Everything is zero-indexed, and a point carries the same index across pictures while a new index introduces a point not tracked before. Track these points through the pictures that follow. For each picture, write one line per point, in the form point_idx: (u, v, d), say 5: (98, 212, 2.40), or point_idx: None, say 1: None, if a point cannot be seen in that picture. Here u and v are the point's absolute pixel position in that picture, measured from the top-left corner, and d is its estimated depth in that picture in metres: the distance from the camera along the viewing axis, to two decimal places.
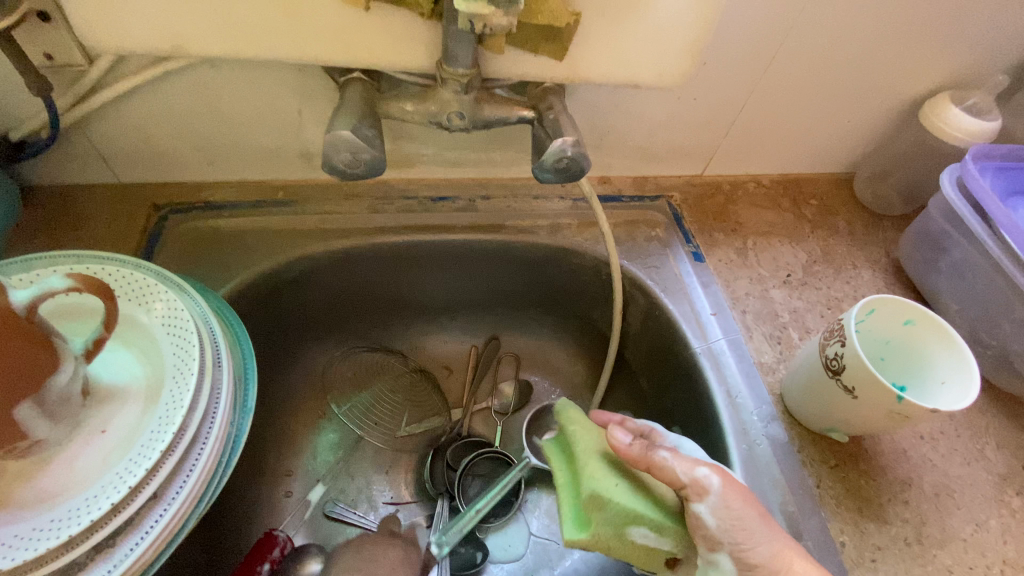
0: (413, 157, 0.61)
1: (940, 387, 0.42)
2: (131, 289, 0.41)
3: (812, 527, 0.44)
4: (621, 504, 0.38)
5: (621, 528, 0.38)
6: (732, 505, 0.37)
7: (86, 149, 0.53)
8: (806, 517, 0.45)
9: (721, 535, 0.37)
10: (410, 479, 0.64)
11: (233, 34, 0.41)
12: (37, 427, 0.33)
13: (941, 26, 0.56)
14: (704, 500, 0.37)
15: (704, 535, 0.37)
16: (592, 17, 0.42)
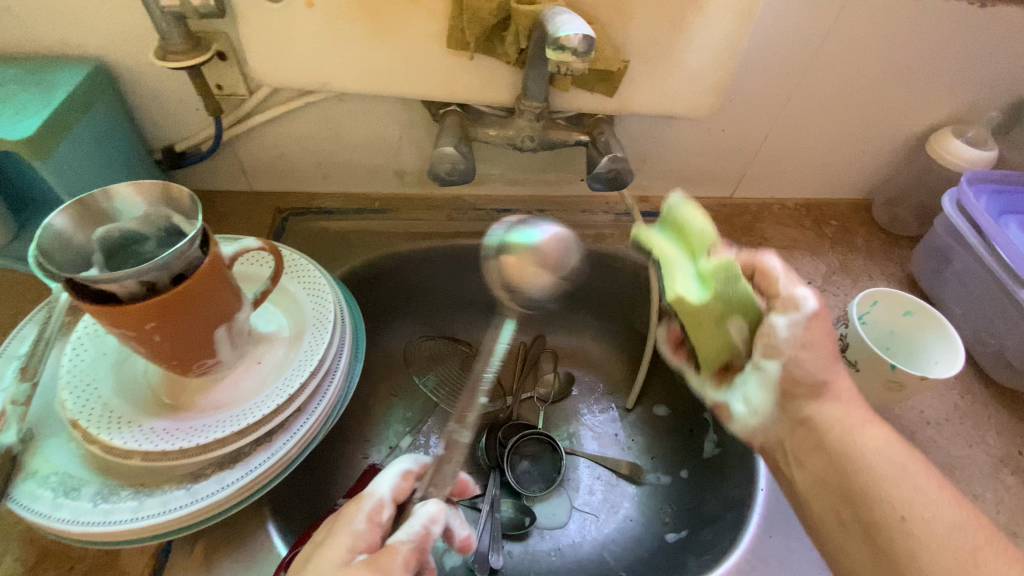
0: (483, 176, 0.74)
1: (934, 365, 0.50)
2: (293, 267, 0.55)
3: None
4: (744, 290, 0.42)
5: (726, 313, 0.43)
6: (802, 332, 0.43)
7: (233, 161, 0.68)
8: None
9: (784, 345, 0.43)
10: (465, 451, 0.73)
11: (365, 75, 0.54)
12: (222, 350, 0.44)
13: (942, 70, 0.65)
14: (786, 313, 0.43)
15: (771, 342, 0.43)
16: (638, 64, 0.54)
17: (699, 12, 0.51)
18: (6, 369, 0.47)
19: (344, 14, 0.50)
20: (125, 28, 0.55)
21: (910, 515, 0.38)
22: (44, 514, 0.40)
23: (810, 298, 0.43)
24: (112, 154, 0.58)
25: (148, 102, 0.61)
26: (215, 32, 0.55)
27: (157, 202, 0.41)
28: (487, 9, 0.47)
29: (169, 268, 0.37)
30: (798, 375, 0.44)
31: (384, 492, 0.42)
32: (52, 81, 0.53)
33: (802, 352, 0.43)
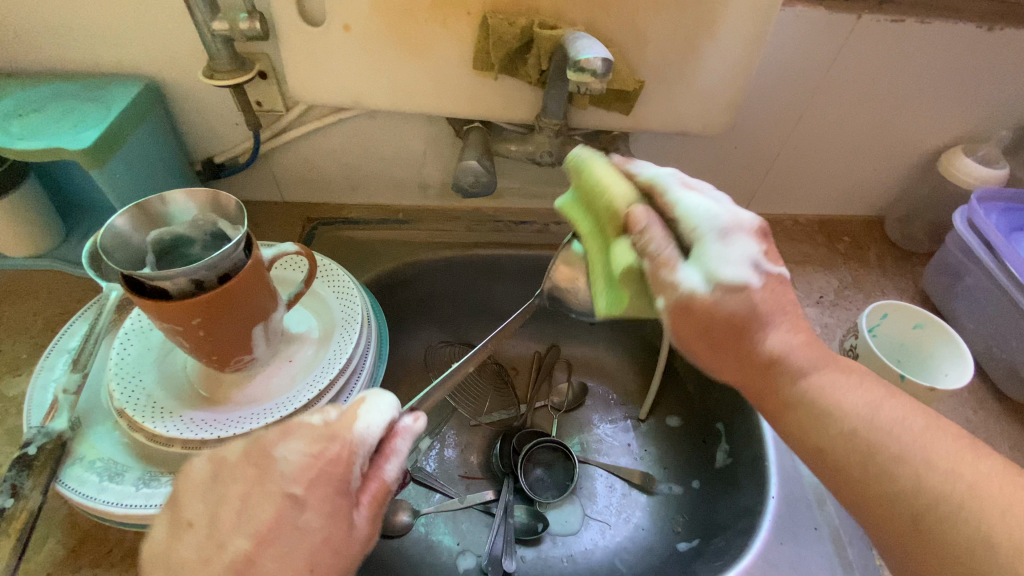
0: (502, 190, 0.77)
1: (944, 377, 0.51)
2: (325, 272, 0.58)
3: None
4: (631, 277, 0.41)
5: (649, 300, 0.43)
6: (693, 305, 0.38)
7: (267, 173, 0.72)
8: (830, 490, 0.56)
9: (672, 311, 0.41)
10: (479, 456, 0.74)
11: (395, 93, 0.58)
12: (257, 348, 0.47)
13: (952, 91, 0.67)
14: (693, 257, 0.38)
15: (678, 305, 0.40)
16: (653, 85, 0.57)
17: (712, 36, 0.54)
18: (57, 362, 0.50)
19: (378, 37, 0.54)
20: (175, 49, 0.59)
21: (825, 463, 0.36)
22: (89, 496, 0.43)
23: (749, 277, 0.37)
24: (158, 165, 0.63)
25: (192, 117, 0.66)
26: (258, 53, 0.59)
27: (206, 207, 0.45)
28: (511, 33, 0.51)
29: (216, 268, 0.40)
30: (726, 307, 0.38)
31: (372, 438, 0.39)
32: (109, 98, 0.58)
33: (726, 299, 0.38)
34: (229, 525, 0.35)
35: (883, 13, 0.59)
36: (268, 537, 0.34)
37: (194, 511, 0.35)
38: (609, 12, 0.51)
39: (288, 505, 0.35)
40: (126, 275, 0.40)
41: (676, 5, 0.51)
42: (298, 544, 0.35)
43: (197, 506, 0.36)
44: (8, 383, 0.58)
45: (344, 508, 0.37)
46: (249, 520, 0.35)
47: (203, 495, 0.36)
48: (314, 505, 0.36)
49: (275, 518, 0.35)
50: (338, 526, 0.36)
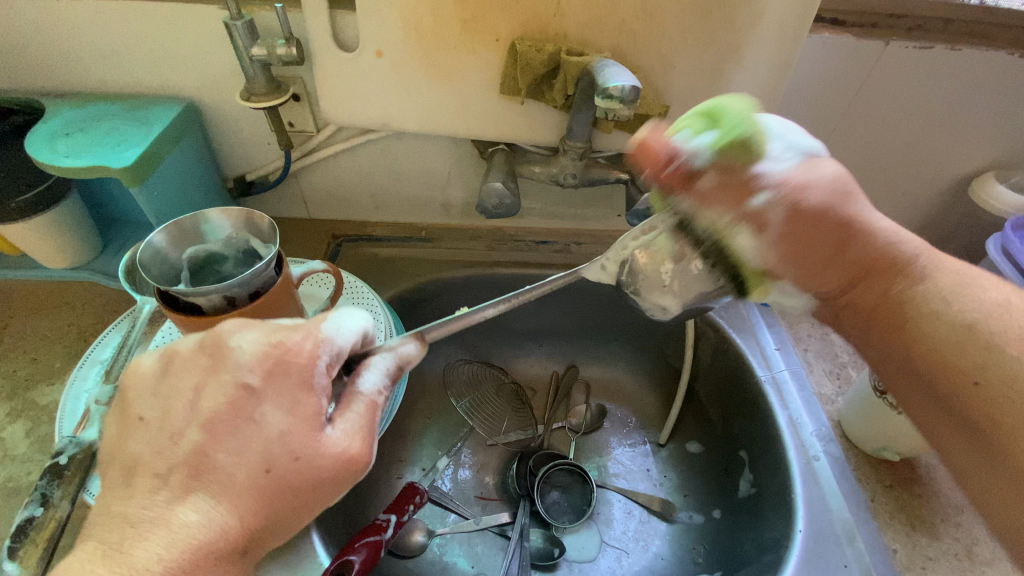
0: (524, 210, 0.78)
1: None
2: (350, 290, 0.59)
3: (867, 533, 0.55)
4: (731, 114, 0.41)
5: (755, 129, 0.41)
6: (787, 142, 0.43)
7: (296, 191, 0.74)
8: (862, 525, 0.55)
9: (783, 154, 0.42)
10: (495, 476, 0.73)
11: (424, 116, 0.59)
12: None
13: (985, 117, 0.66)
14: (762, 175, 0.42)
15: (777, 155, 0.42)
16: (678, 109, 0.57)
17: (739, 63, 0.54)
18: (90, 372, 0.51)
19: (409, 63, 0.55)
20: (215, 72, 0.62)
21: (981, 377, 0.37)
22: None
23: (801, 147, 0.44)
24: (193, 182, 0.65)
25: (226, 136, 0.68)
26: (293, 77, 0.61)
27: (240, 226, 0.46)
28: (539, 60, 0.52)
29: (248, 285, 0.41)
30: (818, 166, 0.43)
31: (342, 345, 0.38)
32: (150, 118, 0.60)
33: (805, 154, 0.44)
34: (183, 419, 0.34)
35: (910, 41, 0.59)
36: (223, 430, 0.33)
37: (151, 407, 0.35)
38: (636, 39, 0.52)
39: (241, 397, 0.34)
40: (161, 290, 0.41)
41: (702, 32, 0.52)
42: (252, 438, 0.33)
43: (152, 402, 0.35)
44: (42, 392, 0.59)
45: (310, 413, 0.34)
46: (202, 411, 0.34)
47: (160, 392, 0.36)
48: (272, 399, 0.34)
49: (232, 409, 0.34)
50: (305, 425, 0.34)
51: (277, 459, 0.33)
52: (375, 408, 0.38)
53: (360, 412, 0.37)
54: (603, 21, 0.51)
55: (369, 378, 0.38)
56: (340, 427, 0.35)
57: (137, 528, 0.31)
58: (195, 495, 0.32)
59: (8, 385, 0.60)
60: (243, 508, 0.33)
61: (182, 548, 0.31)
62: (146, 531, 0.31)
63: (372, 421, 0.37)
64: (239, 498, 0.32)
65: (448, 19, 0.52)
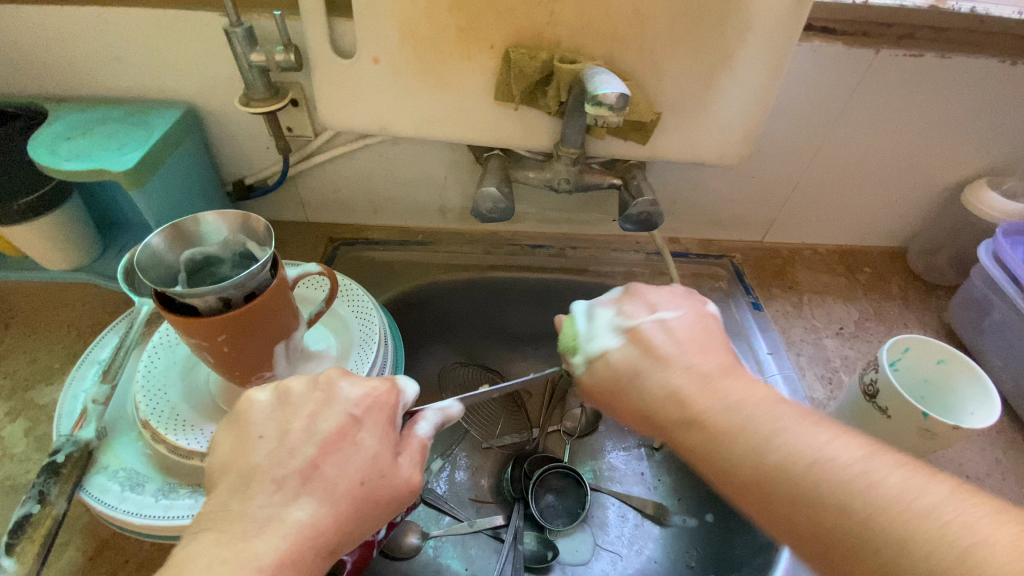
0: (520, 215, 0.79)
1: (970, 415, 0.53)
2: (346, 292, 0.60)
3: None
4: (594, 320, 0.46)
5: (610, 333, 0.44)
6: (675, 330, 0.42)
7: (295, 195, 0.75)
8: None
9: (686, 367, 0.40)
10: (490, 479, 0.74)
11: (419, 121, 0.60)
12: (278, 365, 0.49)
13: (975, 125, 0.66)
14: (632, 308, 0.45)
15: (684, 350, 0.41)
16: (671, 116, 0.58)
17: (730, 71, 0.55)
18: (88, 372, 0.52)
19: (405, 69, 0.56)
20: (215, 77, 0.63)
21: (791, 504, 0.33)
22: (110, 505, 0.44)
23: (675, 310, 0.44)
24: (192, 186, 0.66)
25: (225, 140, 0.69)
26: (291, 82, 0.62)
27: (236, 229, 0.47)
28: (533, 67, 0.53)
29: (243, 287, 0.42)
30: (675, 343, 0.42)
31: (410, 395, 0.42)
32: (150, 122, 0.61)
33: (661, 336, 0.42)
34: (299, 437, 0.37)
35: (901, 48, 0.60)
36: (330, 446, 0.36)
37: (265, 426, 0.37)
38: (628, 47, 0.53)
39: (343, 419, 0.38)
40: (158, 291, 0.41)
41: (693, 40, 0.53)
42: (353, 455, 0.37)
43: (266, 421, 0.38)
44: (41, 392, 0.60)
45: (388, 444, 0.38)
46: (315, 432, 0.37)
47: (270, 415, 0.38)
48: (369, 426, 0.38)
49: (337, 434, 0.37)
50: (387, 451, 0.38)
51: (371, 476, 0.36)
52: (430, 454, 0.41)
53: (419, 453, 0.40)
54: (595, 30, 0.52)
55: (428, 427, 0.42)
56: (408, 462, 0.39)
57: (248, 527, 0.32)
58: (303, 496, 0.34)
59: (8, 385, 0.61)
60: (342, 513, 0.35)
61: (292, 540, 0.33)
62: (263, 527, 0.33)
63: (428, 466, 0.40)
64: (341, 504, 0.35)
65: (443, 27, 0.53)
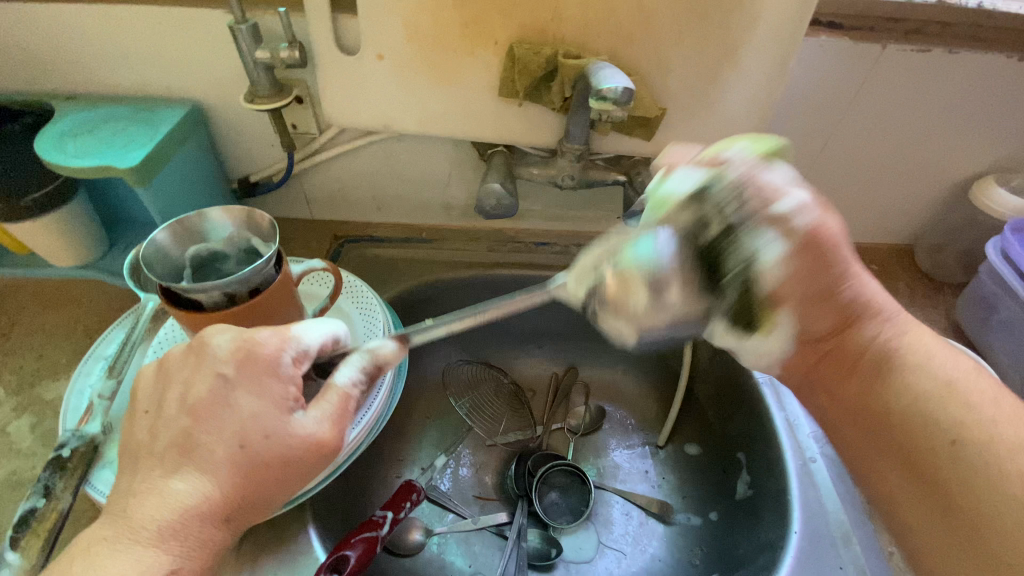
0: (524, 212, 0.79)
1: None
2: (350, 289, 0.60)
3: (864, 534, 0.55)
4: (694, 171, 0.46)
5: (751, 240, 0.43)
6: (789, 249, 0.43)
7: (299, 192, 0.75)
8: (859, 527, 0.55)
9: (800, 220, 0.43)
10: (494, 476, 0.73)
11: (423, 117, 0.60)
12: None
13: (984, 120, 0.66)
14: (777, 234, 0.43)
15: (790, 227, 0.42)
16: (675, 111, 0.58)
17: (735, 66, 0.54)
18: (94, 368, 0.52)
19: (409, 65, 0.56)
20: (219, 75, 0.63)
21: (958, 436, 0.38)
22: (116, 500, 0.44)
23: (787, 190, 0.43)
24: (198, 183, 0.66)
25: (230, 137, 0.69)
26: (295, 80, 0.63)
27: (241, 225, 0.47)
28: (537, 63, 0.53)
29: (248, 282, 0.42)
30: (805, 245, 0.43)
31: (309, 343, 0.42)
32: (156, 119, 0.61)
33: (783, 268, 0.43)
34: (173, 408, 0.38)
35: (909, 43, 0.59)
36: (201, 412, 0.37)
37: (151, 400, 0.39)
38: (633, 42, 0.53)
39: (219, 383, 0.38)
40: (164, 287, 0.41)
41: (698, 35, 0.52)
42: (226, 418, 0.37)
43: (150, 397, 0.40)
44: (48, 387, 0.61)
45: (283, 403, 0.38)
46: (188, 399, 0.38)
47: (154, 384, 0.40)
48: (244, 386, 0.38)
49: (212, 395, 0.37)
50: (277, 412, 0.38)
51: (251, 437, 0.37)
52: (352, 403, 0.41)
53: (334, 404, 0.40)
54: (600, 24, 0.52)
55: (342, 376, 0.41)
56: (313, 416, 0.39)
57: (131, 497, 0.35)
58: (183, 468, 0.36)
59: (15, 380, 0.61)
60: (224, 479, 0.36)
61: (176, 511, 0.35)
62: (147, 497, 0.35)
63: (348, 416, 0.41)
64: (218, 469, 0.36)
65: (447, 23, 0.53)
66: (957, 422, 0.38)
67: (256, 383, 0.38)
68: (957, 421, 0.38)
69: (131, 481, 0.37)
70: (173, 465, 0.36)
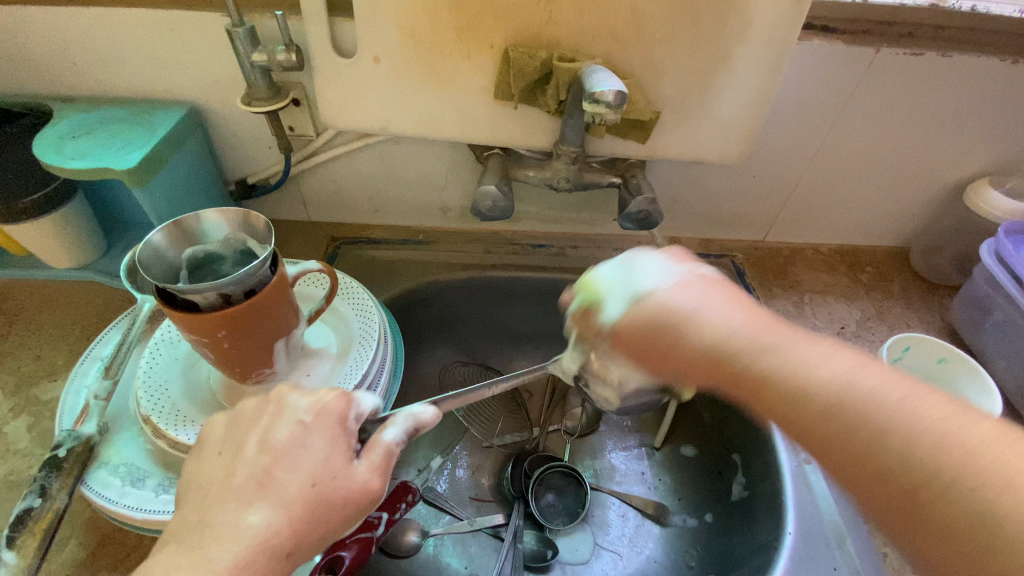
0: (520, 214, 0.79)
1: None
2: (346, 290, 0.60)
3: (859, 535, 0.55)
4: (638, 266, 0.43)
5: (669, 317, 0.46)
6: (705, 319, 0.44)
7: (297, 194, 0.76)
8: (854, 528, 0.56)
9: None
10: (491, 477, 0.74)
11: (419, 120, 0.60)
12: (278, 362, 0.49)
13: (977, 124, 0.66)
14: (666, 271, 0.40)
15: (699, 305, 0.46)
16: (670, 114, 0.58)
17: (729, 69, 0.55)
18: (91, 368, 0.53)
19: (405, 68, 0.56)
20: (217, 77, 0.63)
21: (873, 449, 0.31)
22: (111, 500, 0.44)
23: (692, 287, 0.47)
24: (195, 185, 0.66)
25: (228, 140, 0.69)
26: (293, 82, 0.63)
27: (237, 226, 0.47)
28: (532, 66, 0.53)
29: (244, 283, 0.42)
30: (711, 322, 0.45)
31: (363, 410, 0.41)
32: (154, 121, 0.62)
33: None
34: (252, 450, 0.38)
35: (902, 48, 0.60)
36: (280, 456, 0.37)
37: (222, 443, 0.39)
38: (627, 46, 0.53)
39: (298, 428, 0.38)
40: (159, 287, 0.42)
41: (691, 39, 0.53)
42: (305, 462, 0.37)
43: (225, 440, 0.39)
44: (44, 388, 0.61)
45: (343, 452, 0.38)
46: (268, 440, 0.38)
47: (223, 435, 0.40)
48: (322, 431, 0.39)
49: (291, 438, 0.38)
50: (341, 459, 0.38)
51: (322, 478, 0.36)
52: (393, 459, 0.39)
53: (380, 459, 0.39)
54: (594, 28, 0.52)
55: (390, 434, 0.39)
56: (360, 463, 0.38)
57: (200, 537, 0.34)
58: (256, 502, 0.35)
59: (12, 381, 0.61)
60: (296, 517, 0.35)
61: (246, 547, 0.33)
62: (222, 534, 0.34)
63: (388, 473, 0.39)
64: (293, 508, 0.35)
65: (443, 27, 0.53)
66: (857, 413, 0.31)
67: (327, 429, 0.39)
68: (859, 414, 0.31)
69: (201, 513, 0.35)
70: (255, 500, 0.35)
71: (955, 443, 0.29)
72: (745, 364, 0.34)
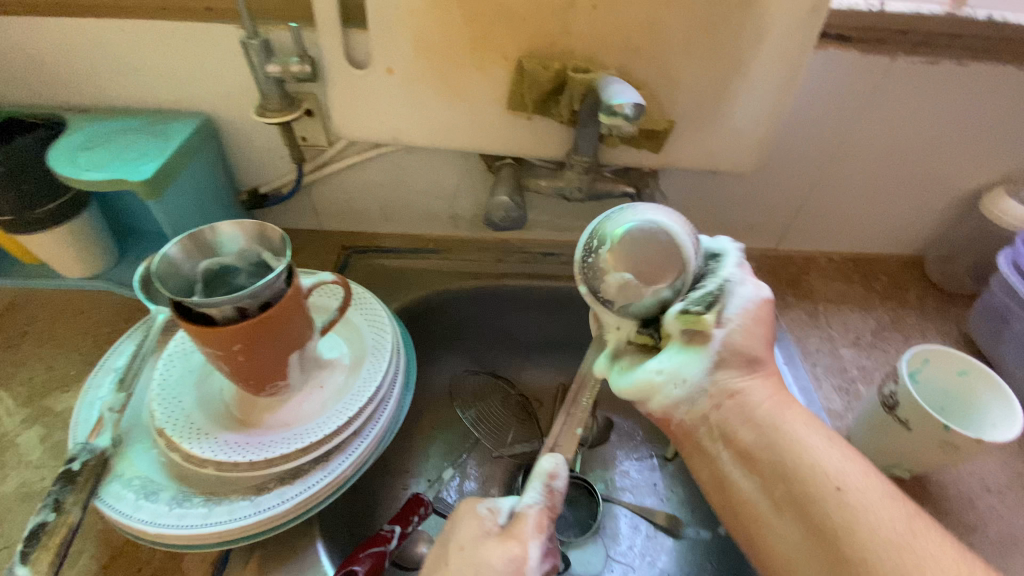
0: (531, 223, 0.79)
1: (991, 428, 0.52)
2: (358, 300, 0.60)
3: None
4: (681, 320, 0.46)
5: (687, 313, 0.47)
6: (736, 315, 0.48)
7: (308, 204, 0.76)
8: None
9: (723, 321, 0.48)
10: (501, 487, 0.71)
11: (432, 130, 0.60)
12: (291, 374, 0.49)
13: (993, 132, 0.65)
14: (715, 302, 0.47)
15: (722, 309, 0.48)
16: (684, 125, 0.58)
17: (743, 80, 0.55)
18: (104, 380, 0.53)
19: (419, 79, 0.56)
20: (231, 88, 0.63)
21: (840, 481, 0.40)
22: (125, 514, 0.44)
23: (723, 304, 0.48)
24: (208, 196, 0.66)
25: (241, 150, 0.70)
26: (306, 93, 0.63)
27: (252, 239, 0.47)
28: (545, 76, 0.53)
29: (260, 296, 0.42)
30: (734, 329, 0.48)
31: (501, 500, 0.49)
32: (168, 133, 0.62)
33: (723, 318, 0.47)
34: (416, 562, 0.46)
35: (917, 56, 0.59)
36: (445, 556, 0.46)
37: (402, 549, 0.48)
38: (641, 56, 0.53)
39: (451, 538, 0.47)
40: (176, 301, 0.42)
41: (706, 49, 0.53)
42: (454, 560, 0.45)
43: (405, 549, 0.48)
44: (57, 399, 0.61)
45: (488, 537, 0.46)
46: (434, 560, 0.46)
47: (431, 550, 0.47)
48: (473, 526, 0.47)
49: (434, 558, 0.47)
50: (480, 539, 0.46)
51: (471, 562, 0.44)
52: (533, 525, 0.46)
53: (529, 530, 0.46)
54: (610, 39, 0.52)
55: (526, 503, 0.47)
56: (500, 542, 0.45)
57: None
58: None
59: (25, 391, 0.61)
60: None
61: None
62: None
63: (534, 534, 0.46)
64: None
65: (457, 38, 0.53)
66: (819, 474, 0.41)
67: (469, 519, 0.47)
68: (820, 473, 0.41)
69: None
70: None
71: (882, 515, 0.39)
72: (751, 409, 0.45)
